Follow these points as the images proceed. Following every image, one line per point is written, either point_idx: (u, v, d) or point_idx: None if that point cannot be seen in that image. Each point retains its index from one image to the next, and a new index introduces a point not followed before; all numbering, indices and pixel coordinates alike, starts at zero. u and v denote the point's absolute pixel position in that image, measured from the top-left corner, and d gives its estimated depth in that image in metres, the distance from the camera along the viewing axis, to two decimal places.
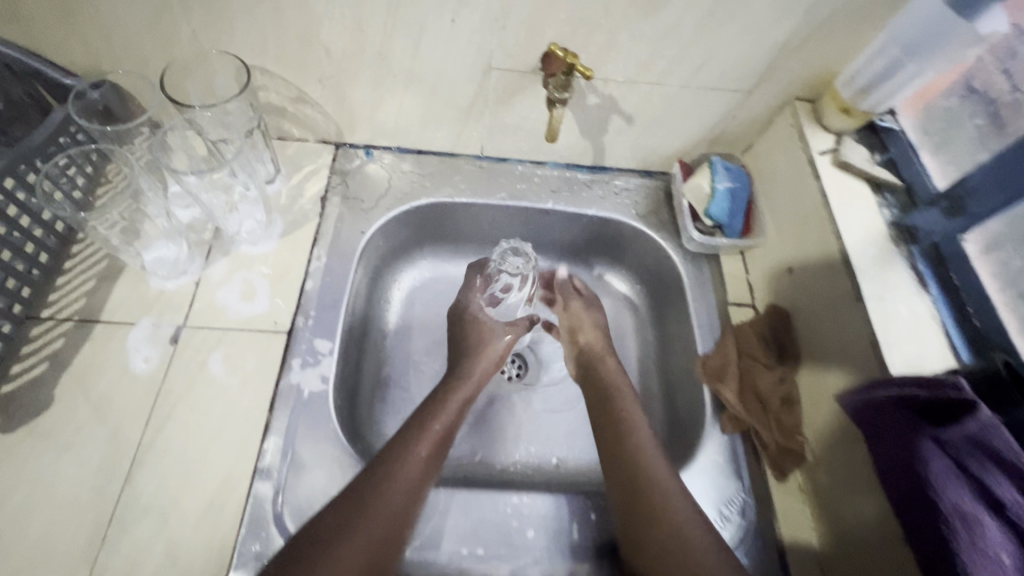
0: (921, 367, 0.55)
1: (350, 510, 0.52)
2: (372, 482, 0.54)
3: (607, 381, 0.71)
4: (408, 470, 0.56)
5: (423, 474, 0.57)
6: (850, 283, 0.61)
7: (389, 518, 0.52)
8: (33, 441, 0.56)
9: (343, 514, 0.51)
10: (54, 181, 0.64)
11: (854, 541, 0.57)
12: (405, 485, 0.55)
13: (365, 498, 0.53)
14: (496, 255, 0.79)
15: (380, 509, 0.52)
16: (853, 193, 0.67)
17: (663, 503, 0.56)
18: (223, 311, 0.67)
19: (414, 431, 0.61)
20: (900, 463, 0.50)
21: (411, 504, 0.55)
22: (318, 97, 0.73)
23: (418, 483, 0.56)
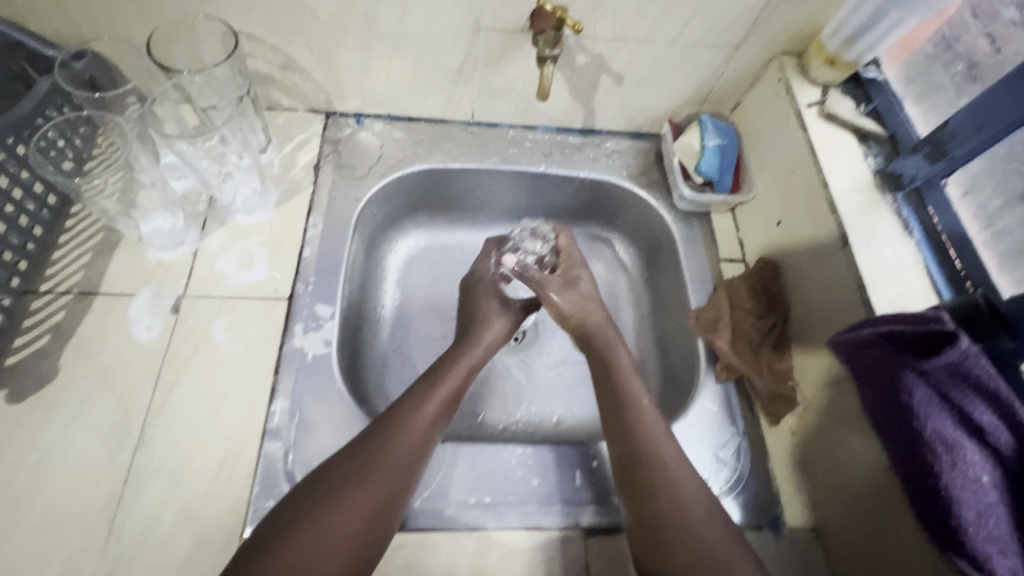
0: (905, 307, 0.57)
1: (358, 460, 0.53)
2: (379, 436, 0.56)
3: (607, 351, 0.70)
4: (415, 424, 0.58)
5: (430, 429, 0.59)
6: (837, 230, 0.63)
7: (397, 469, 0.54)
8: (42, 411, 0.57)
9: (351, 464, 0.53)
10: (44, 154, 0.63)
11: (843, 475, 0.60)
12: (413, 439, 0.56)
13: (373, 449, 0.54)
14: (517, 233, 0.81)
15: (388, 461, 0.54)
16: (839, 144, 0.68)
17: (667, 471, 0.56)
18: (222, 280, 0.67)
19: (421, 388, 0.62)
20: (887, 395, 0.53)
21: (420, 458, 0.56)
22: (306, 63, 0.73)
23: (425, 437, 0.58)
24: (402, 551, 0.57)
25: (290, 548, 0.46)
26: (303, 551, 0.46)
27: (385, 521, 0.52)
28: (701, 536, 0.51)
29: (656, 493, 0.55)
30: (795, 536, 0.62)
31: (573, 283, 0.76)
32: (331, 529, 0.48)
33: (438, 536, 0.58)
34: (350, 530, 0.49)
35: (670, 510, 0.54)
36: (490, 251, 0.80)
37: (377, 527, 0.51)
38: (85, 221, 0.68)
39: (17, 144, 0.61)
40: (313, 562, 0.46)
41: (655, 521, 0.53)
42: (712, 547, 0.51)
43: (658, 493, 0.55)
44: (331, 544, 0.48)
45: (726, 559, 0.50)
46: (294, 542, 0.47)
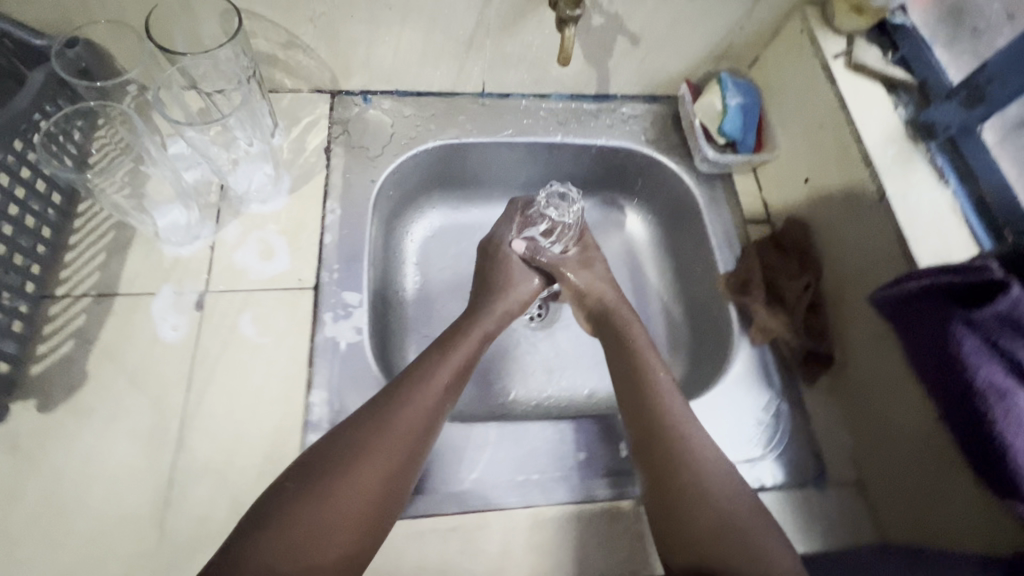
0: (948, 258, 0.57)
1: (363, 436, 0.52)
2: (384, 410, 0.54)
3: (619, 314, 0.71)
4: (422, 396, 0.56)
5: (438, 403, 0.57)
6: (873, 183, 0.62)
7: (402, 445, 0.53)
8: (76, 418, 0.56)
9: (355, 439, 0.52)
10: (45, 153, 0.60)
11: (885, 428, 0.61)
12: (418, 414, 0.55)
13: (378, 424, 0.53)
14: (542, 198, 0.77)
15: (394, 437, 0.53)
16: (868, 94, 0.66)
17: (684, 438, 0.57)
18: (244, 273, 0.65)
19: (428, 362, 0.60)
20: (933, 347, 0.53)
21: (427, 432, 0.55)
22: (310, 40, 0.69)
23: (433, 411, 0.56)
24: (457, 532, 0.57)
25: (292, 522, 0.46)
26: (306, 523, 0.46)
27: (391, 497, 0.51)
28: (714, 497, 0.53)
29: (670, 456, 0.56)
30: (840, 492, 0.63)
31: (591, 265, 0.77)
32: (333, 504, 0.48)
33: (490, 516, 0.58)
34: (353, 506, 0.49)
35: (684, 473, 0.54)
36: (514, 215, 0.78)
37: (384, 503, 0.51)
38: (94, 219, 0.65)
39: (15, 140, 0.57)
40: (315, 536, 0.46)
41: (670, 485, 0.54)
42: (725, 509, 0.52)
43: (673, 455, 0.56)
44: (333, 518, 0.47)
45: (737, 519, 0.51)
46: (295, 516, 0.47)
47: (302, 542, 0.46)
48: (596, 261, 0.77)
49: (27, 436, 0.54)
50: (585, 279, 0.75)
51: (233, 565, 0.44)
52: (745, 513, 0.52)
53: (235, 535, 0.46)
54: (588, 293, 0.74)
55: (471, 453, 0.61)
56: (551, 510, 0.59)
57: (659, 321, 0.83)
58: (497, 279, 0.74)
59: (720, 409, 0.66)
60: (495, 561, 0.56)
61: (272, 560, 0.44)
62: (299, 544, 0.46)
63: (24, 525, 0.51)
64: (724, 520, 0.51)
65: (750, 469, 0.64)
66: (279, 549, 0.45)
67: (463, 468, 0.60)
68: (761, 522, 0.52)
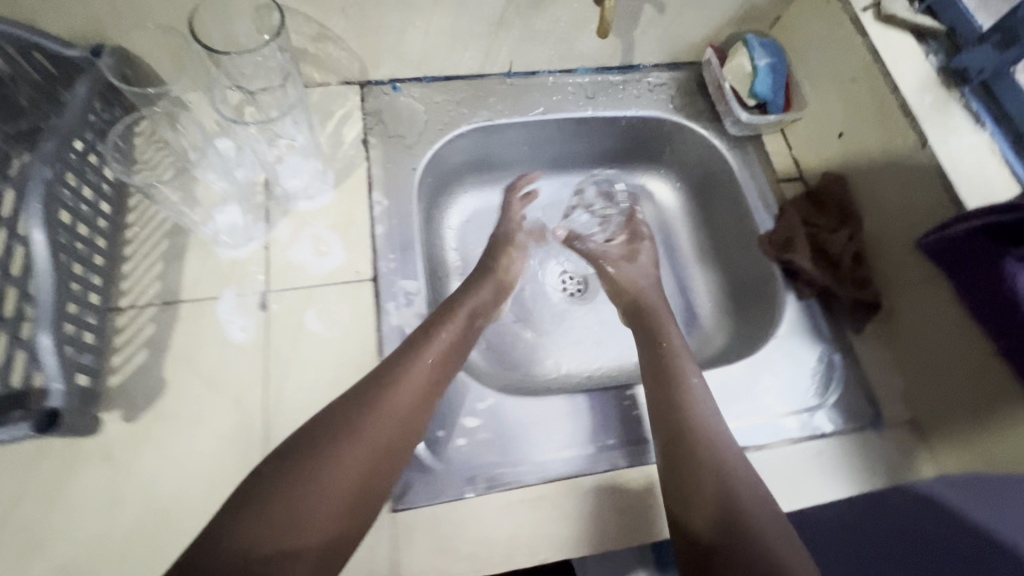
0: (992, 198, 0.59)
1: (346, 425, 0.52)
2: (370, 399, 0.54)
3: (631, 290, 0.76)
4: (407, 386, 0.56)
5: (422, 391, 0.57)
6: (914, 132, 0.64)
7: (387, 433, 0.53)
8: (163, 424, 0.57)
9: (338, 424, 0.52)
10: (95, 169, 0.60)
11: (939, 367, 0.64)
12: (403, 404, 0.55)
13: (362, 414, 0.53)
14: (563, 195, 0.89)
15: (377, 427, 0.53)
16: (899, 45, 0.68)
17: (674, 405, 0.60)
18: (302, 270, 0.65)
19: (413, 348, 0.59)
20: (987, 285, 0.55)
21: (411, 422, 0.55)
22: (342, 31, 0.68)
23: (419, 400, 0.56)
24: (545, 501, 0.59)
25: (273, 506, 0.46)
26: (293, 502, 0.47)
27: (373, 486, 0.51)
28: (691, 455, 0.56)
29: (665, 417, 0.60)
30: (896, 431, 0.66)
31: (631, 257, 0.80)
32: (313, 489, 0.48)
33: (573, 482, 0.60)
34: (335, 491, 0.49)
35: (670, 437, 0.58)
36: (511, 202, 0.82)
37: (364, 492, 0.50)
38: (147, 227, 0.65)
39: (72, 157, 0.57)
40: (294, 521, 0.46)
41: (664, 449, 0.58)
42: (705, 464, 0.55)
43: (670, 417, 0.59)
44: (312, 503, 0.48)
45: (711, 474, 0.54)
46: (276, 500, 0.47)
47: (281, 525, 0.46)
48: (639, 253, 0.80)
49: (118, 446, 0.55)
50: (623, 270, 0.78)
51: (219, 544, 0.44)
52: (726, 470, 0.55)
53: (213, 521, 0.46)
54: (623, 285, 0.77)
55: (548, 425, 0.63)
56: (630, 471, 0.61)
57: (699, 286, 0.85)
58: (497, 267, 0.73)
59: (776, 362, 0.69)
60: (583, 525, 0.58)
61: (249, 544, 0.44)
62: (276, 529, 0.46)
63: (129, 531, 0.52)
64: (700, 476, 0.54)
65: (810, 418, 0.66)
66: (259, 532, 0.45)
67: (541, 440, 0.62)
68: (741, 477, 0.54)
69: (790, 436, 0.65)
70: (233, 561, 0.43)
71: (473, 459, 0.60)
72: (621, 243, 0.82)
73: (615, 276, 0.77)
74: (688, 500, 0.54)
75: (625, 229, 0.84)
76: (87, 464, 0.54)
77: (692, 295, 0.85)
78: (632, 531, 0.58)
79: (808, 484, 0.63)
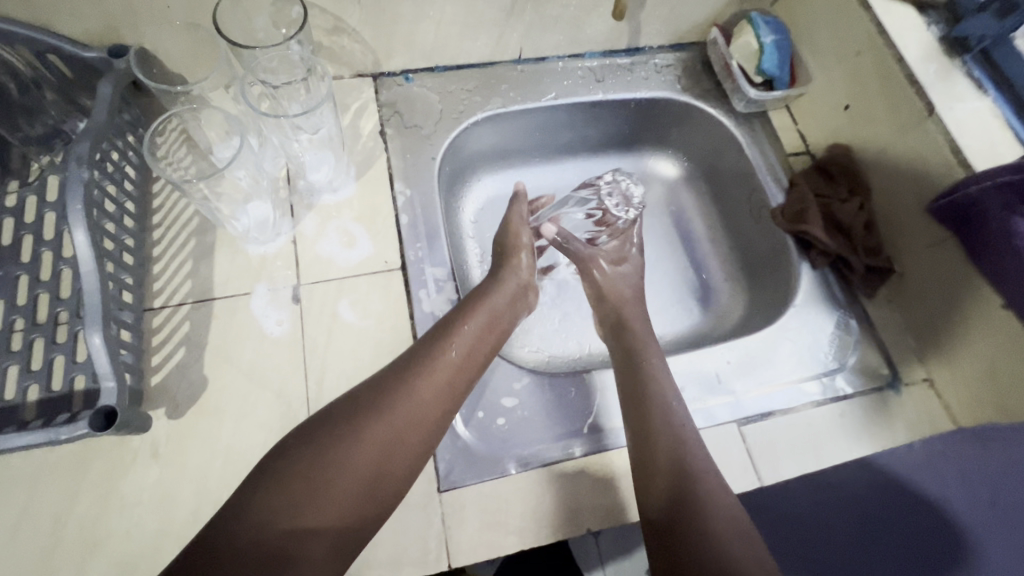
0: (998, 160, 0.61)
1: (377, 403, 0.52)
2: (401, 380, 0.55)
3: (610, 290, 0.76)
4: (437, 370, 0.56)
5: (451, 376, 0.57)
6: (921, 100, 0.66)
7: (414, 414, 0.53)
8: (207, 419, 0.57)
9: (367, 403, 0.52)
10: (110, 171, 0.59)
11: (951, 324, 0.67)
12: (433, 387, 0.55)
13: (392, 394, 0.53)
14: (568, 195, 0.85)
15: (406, 407, 0.53)
16: (902, 17, 0.70)
17: (647, 395, 0.61)
18: (331, 262, 0.66)
19: (444, 333, 0.60)
20: (998, 244, 0.58)
21: (440, 406, 0.55)
22: (357, 22, 0.69)
23: (448, 384, 0.56)
24: (586, 472, 0.61)
25: (297, 480, 0.47)
26: (309, 483, 0.47)
27: (397, 467, 0.51)
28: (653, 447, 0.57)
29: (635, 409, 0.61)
30: (913, 389, 0.70)
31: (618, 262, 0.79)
32: (337, 464, 0.48)
33: (611, 453, 0.62)
34: (360, 468, 0.49)
35: (637, 429, 0.59)
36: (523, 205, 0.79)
37: (387, 472, 0.50)
38: (173, 227, 0.65)
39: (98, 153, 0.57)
40: (317, 494, 0.46)
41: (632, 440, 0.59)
42: (670, 453, 0.56)
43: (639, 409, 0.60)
44: (333, 479, 0.47)
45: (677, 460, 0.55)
46: (302, 473, 0.47)
47: (301, 498, 0.46)
48: (628, 262, 0.79)
49: (165, 443, 0.56)
50: (609, 278, 0.77)
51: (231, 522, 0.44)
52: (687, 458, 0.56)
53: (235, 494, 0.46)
54: (607, 290, 0.76)
55: (580, 401, 0.65)
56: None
57: (712, 261, 0.87)
58: (517, 261, 0.72)
59: (795, 330, 0.71)
60: (623, 494, 0.60)
61: (271, 515, 0.45)
62: (296, 502, 0.46)
63: (184, 524, 0.53)
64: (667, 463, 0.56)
65: (831, 381, 0.69)
66: (281, 503, 0.45)
67: (577, 416, 0.64)
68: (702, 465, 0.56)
69: (813, 399, 0.68)
70: (244, 539, 0.43)
71: (513, 437, 0.62)
72: (610, 249, 0.81)
73: (601, 281, 0.76)
74: (651, 486, 0.55)
75: (619, 234, 0.82)
76: (137, 462, 0.55)
77: (705, 271, 0.87)
78: None
79: (835, 444, 0.65)
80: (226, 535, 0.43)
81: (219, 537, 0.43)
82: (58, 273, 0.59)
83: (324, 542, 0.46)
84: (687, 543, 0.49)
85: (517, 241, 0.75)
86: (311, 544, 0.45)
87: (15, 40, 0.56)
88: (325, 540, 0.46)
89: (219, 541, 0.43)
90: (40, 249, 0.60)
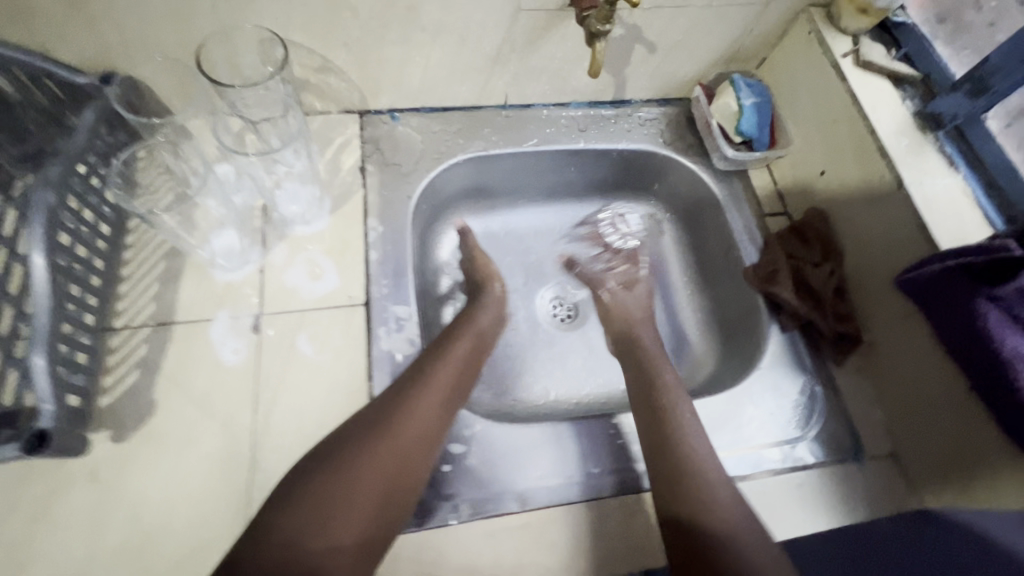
0: (964, 240, 0.62)
1: (386, 418, 0.54)
2: (406, 395, 0.57)
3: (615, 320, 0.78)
4: (437, 383, 0.59)
5: (450, 390, 0.60)
6: (891, 173, 0.66)
7: (421, 427, 0.55)
8: (150, 446, 0.57)
9: (376, 419, 0.54)
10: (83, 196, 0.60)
11: (917, 403, 0.66)
12: (435, 399, 0.58)
13: (399, 409, 0.55)
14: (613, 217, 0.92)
15: (413, 422, 0.55)
16: (877, 91, 0.71)
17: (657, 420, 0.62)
18: (296, 293, 0.67)
19: (437, 352, 0.63)
20: (960, 323, 0.57)
21: (442, 417, 0.58)
22: (344, 63, 0.71)
23: (447, 396, 0.59)
24: (529, 528, 0.59)
25: (317, 495, 0.48)
26: (331, 500, 0.48)
27: (408, 478, 0.53)
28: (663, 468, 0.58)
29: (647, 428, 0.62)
30: (877, 463, 0.68)
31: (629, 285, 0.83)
32: (353, 479, 0.50)
33: (558, 510, 0.61)
34: (374, 482, 0.50)
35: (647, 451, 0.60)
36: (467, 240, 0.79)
37: (399, 483, 0.52)
38: (144, 249, 0.66)
39: (68, 173, 0.58)
40: (336, 509, 0.48)
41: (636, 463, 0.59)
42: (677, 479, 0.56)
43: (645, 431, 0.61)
44: (352, 494, 0.49)
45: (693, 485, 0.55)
46: (320, 490, 0.48)
47: (323, 512, 0.47)
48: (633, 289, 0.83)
49: (105, 467, 0.56)
50: (619, 297, 0.81)
51: (259, 542, 0.45)
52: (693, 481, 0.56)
53: (257, 515, 0.48)
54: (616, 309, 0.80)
55: (531, 453, 0.63)
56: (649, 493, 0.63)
57: (687, 313, 0.87)
58: (494, 286, 0.75)
59: (757, 394, 0.70)
60: (568, 555, 0.58)
61: (296, 531, 0.46)
62: (320, 517, 0.47)
63: (111, 552, 0.53)
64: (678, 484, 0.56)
65: (792, 449, 0.67)
66: (302, 519, 0.47)
67: (527, 468, 0.62)
68: (716, 484, 0.56)
69: (772, 467, 0.66)
70: (273, 557, 0.44)
71: (457, 486, 0.60)
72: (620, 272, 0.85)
73: (609, 303, 0.81)
74: (677, 498, 0.55)
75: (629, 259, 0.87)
76: (72, 484, 0.55)
77: (679, 322, 0.86)
78: (618, 558, 0.59)
79: (791, 515, 0.64)
80: (257, 554, 0.44)
81: (255, 556, 0.44)
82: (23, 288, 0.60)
83: (348, 555, 0.47)
84: (717, 565, 0.49)
85: (489, 270, 0.77)
86: (337, 556, 0.47)
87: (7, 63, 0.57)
88: (349, 551, 0.47)
89: (252, 561, 0.44)
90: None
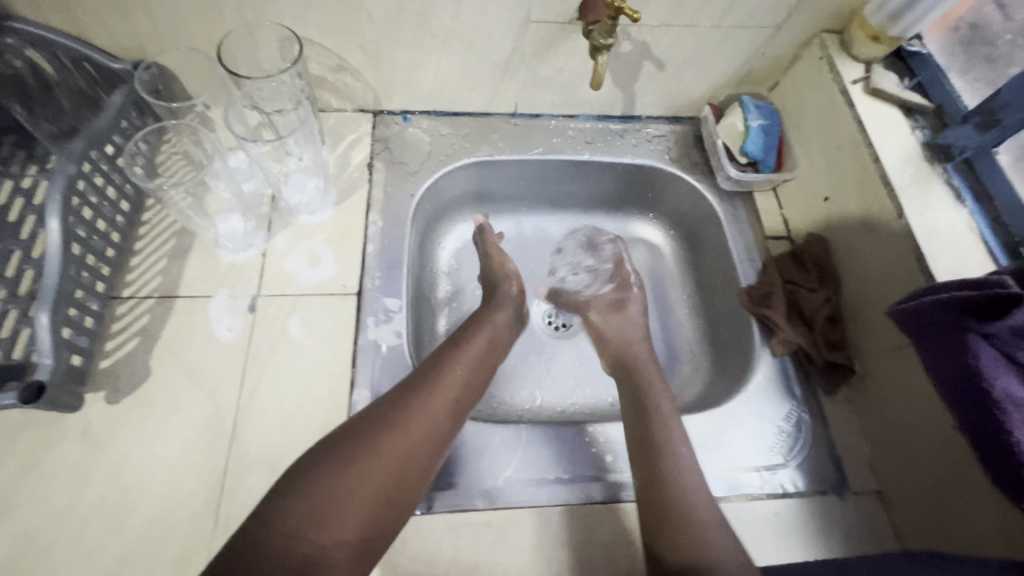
0: (963, 274, 0.60)
1: (392, 417, 0.53)
2: (415, 395, 0.56)
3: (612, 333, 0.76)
4: (449, 382, 0.58)
5: (458, 394, 0.58)
6: (891, 201, 0.65)
7: (430, 425, 0.54)
8: (140, 409, 0.60)
9: (386, 417, 0.53)
10: (105, 172, 0.65)
11: (905, 436, 0.64)
12: (443, 402, 0.56)
13: (406, 408, 0.54)
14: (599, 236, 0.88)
15: (420, 419, 0.54)
16: (886, 119, 0.70)
17: (667, 447, 0.60)
18: (293, 278, 0.69)
19: (446, 355, 0.62)
20: (951, 356, 0.54)
21: (451, 421, 0.57)
22: (359, 64, 0.74)
23: (455, 399, 0.58)
24: (490, 527, 0.60)
25: (320, 489, 0.47)
26: (334, 493, 0.47)
27: (413, 478, 0.52)
28: (672, 495, 0.56)
29: (658, 454, 0.59)
30: (861, 499, 0.66)
31: (618, 308, 0.78)
32: (358, 475, 0.49)
33: (523, 513, 0.61)
34: (377, 482, 0.49)
35: (647, 472, 0.58)
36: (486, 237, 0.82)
37: (402, 485, 0.51)
38: (158, 226, 0.70)
39: (93, 148, 0.63)
40: (338, 504, 0.47)
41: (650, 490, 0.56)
42: (679, 513, 0.54)
43: (651, 455, 0.59)
44: (356, 490, 0.48)
45: (696, 517, 0.54)
46: (324, 484, 0.47)
47: (327, 506, 0.47)
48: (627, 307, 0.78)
49: (97, 425, 0.59)
50: (606, 321, 0.77)
51: (261, 528, 0.45)
52: (697, 517, 0.54)
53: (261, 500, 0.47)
54: (608, 335, 0.76)
55: (502, 452, 0.64)
56: (624, 506, 0.62)
57: (686, 331, 0.86)
58: (511, 287, 0.75)
59: (741, 417, 0.69)
60: (526, 558, 0.58)
61: (299, 523, 0.45)
62: (320, 511, 0.46)
63: (92, 505, 0.56)
64: (682, 520, 0.54)
65: (772, 475, 0.65)
66: (303, 513, 0.46)
67: (498, 466, 0.63)
68: (715, 519, 0.54)
69: (749, 492, 0.64)
70: (273, 544, 0.44)
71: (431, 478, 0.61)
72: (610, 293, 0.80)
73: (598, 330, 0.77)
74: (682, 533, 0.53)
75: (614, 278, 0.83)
76: (66, 439, 0.59)
77: (675, 338, 0.85)
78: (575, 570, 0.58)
79: (765, 544, 0.62)
80: (259, 544, 0.44)
81: (256, 542, 0.44)
82: (33, 235, 0.63)
83: (345, 553, 0.46)
84: None
85: (505, 269, 0.78)
86: (336, 555, 0.46)
87: (52, 46, 0.63)
88: (348, 550, 0.47)
89: (254, 547, 0.43)
90: (27, 213, 0.64)
